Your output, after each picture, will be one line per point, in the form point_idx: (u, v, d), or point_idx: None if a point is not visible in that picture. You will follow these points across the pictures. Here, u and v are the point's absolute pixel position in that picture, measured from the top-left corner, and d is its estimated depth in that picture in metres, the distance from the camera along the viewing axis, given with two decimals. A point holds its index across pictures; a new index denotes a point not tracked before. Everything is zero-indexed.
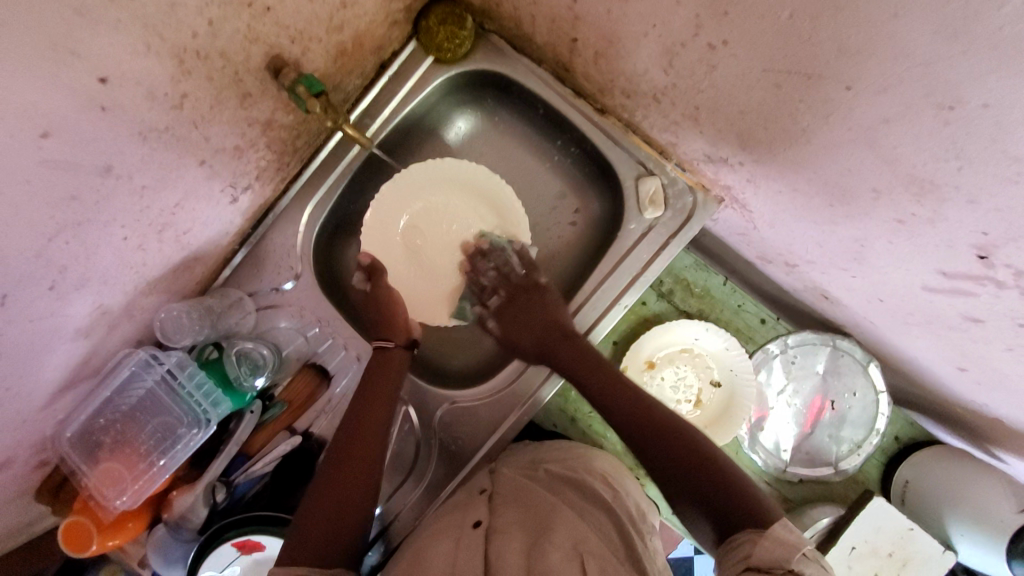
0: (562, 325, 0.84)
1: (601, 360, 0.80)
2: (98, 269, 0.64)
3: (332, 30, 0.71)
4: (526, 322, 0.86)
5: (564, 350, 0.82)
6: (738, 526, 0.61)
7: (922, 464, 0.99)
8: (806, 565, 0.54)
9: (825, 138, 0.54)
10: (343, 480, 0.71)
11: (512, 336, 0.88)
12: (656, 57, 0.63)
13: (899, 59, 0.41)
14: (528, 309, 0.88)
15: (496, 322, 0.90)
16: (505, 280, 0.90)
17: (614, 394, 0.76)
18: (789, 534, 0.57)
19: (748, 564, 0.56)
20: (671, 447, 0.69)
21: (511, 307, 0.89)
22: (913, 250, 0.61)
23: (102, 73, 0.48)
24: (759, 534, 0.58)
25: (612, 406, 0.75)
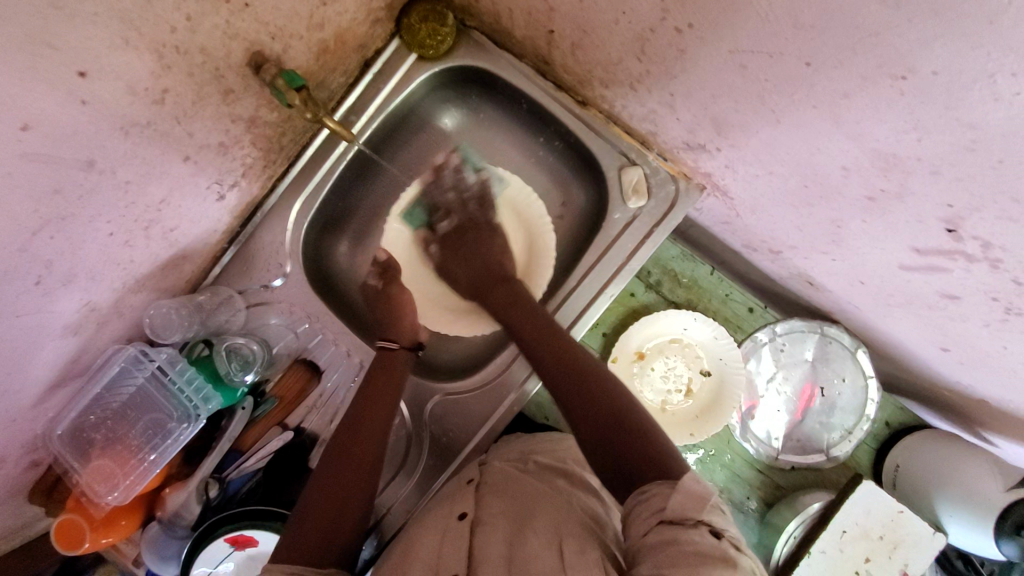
0: (503, 275, 0.87)
1: (534, 308, 0.82)
2: (85, 264, 0.65)
3: (312, 27, 0.73)
4: (467, 260, 0.89)
5: (496, 296, 0.85)
6: (648, 479, 0.58)
7: (911, 447, 1.00)
8: (715, 515, 0.51)
9: (791, 118, 0.55)
10: (341, 481, 0.71)
11: (449, 269, 0.92)
12: (627, 44, 0.64)
13: (853, 32, 0.42)
14: (472, 246, 0.90)
15: (438, 247, 0.92)
16: (461, 205, 0.92)
17: (539, 342, 0.77)
18: (699, 487, 0.54)
19: (661, 517, 0.52)
20: (596, 404, 0.67)
21: (455, 244, 0.91)
22: (886, 228, 0.61)
23: (80, 67, 0.49)
24: (670, 489, 0.54)
25: (537, 356, 0.76)
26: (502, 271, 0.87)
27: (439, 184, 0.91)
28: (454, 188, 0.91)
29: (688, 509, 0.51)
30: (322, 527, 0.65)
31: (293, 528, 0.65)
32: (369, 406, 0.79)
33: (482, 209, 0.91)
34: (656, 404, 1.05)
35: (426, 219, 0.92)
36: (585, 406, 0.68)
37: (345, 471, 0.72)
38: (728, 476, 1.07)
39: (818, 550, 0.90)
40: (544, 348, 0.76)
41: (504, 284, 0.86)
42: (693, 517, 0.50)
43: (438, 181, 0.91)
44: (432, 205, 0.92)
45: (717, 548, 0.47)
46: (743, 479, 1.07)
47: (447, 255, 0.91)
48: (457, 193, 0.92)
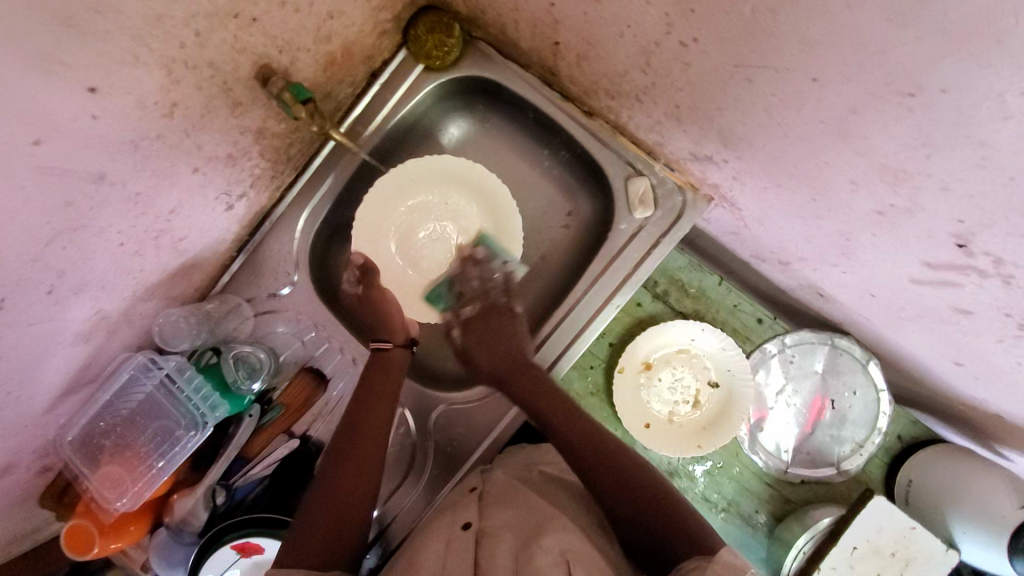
0: (522, 356, 0.84)
1: (560, 394, 0.80)
2: (96, 274, 0.66)
3: (320, 40, 0.73)
4: (489, 344, 0.85)
5: (522, 378, 0.82)
6: (690, 556, 0.60)
7: (923, 464, 0.98)
8: None
9: (798, 132, 0.54)
10: (346, 481, 0.72)
11: (472, 354, 0.87)
12: (633, 57, 0.64)
13: (858, 48, 0.41)
14: (492, 330, 0.87)
15: (460, 332, 0.88)
16: (482, 293, 0.89)
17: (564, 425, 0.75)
18: (737, 560, 0.58)
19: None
20: (631, 480, 0.68)
21: (480, 323, 0.87)
22: (896, 242, 0.60)
23: (91, 83, 0.50)
24: (710, 561, 0.58)
25: (567, 445, 0.74)
26: (521, 353, 0.84)
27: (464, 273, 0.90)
28: (479, 279, 0.90)
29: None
30: (326, 530, 0.66)
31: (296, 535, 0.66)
32: (374, 407, 0.79)
33: (505, 295, 0.89)
34: (663, 416, 1.04)
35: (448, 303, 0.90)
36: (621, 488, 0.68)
37: (346, 470, 0.73)
38: (737, 489, 1.06)
39: (829, 566, 0.88)
40: (575, 434, 0.74)
41: (526, 370, 0.82)
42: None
43: (462, 275, 0.90)
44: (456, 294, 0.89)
45: None
46: (751, 492, 1.06)
47: (470, 339, 0.87)
48: (484, 282, 0.90)
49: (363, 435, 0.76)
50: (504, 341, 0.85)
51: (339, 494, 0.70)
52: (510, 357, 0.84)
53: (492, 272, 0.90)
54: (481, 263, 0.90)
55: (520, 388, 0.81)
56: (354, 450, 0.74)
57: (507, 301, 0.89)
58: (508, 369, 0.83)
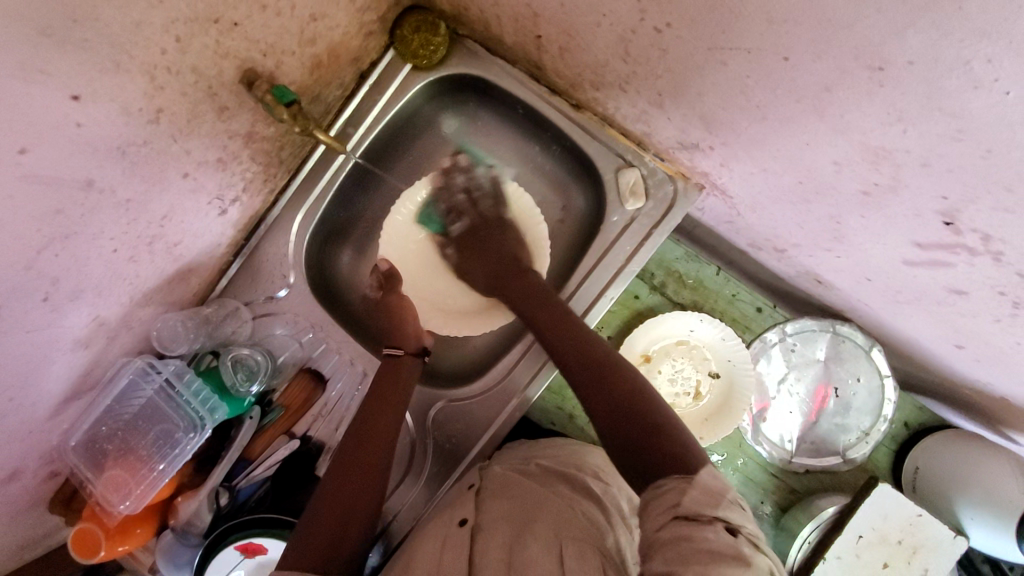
0: (518, 266, 0.86)
1: (555, 299, 0.81)
2: (91, 281, 0.67)
3: (304, 43, 0.74)
4: (484, 255, 0.88)
5: (517, 282, 0.84)
6: (664, 473, 0.58)
7: (932, 450, 0.95)
8: (731, 512, 0.52)
9: (777, 113, 0.54)
10: (348, 484, 0.72)
11: (468, 271, 0.91)
12: (612, 46, 0.64)
13: (825, 25, 0.41)
14: (487, 240, 0.89)
15: (456, 249, 0.92)
16: (472, 205, 0.91)
17: (557, 334, 0.76)
18: (716, 484, 0.55)
19: (675, 513, 0.53)
20: (615, 395, 0.67)
21: (473, 239, 0.90)
22: (886, 223, 0.60)
23: (73, 90, 0.51)
24: (686, 483, 0.55)
25: (558, 351, 0.75)
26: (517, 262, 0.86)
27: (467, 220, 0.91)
28: (465, 186, 0.92)
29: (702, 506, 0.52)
30: (327, 532, 0.67)
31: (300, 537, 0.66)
32: (377, 411, 0.80)
33: (493, 205, 0.90)
34: None
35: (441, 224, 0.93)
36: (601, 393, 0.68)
37: (347, 472, 0.74)
38: (741, 481, 1.05)
39: (834, 556, 0.87)
40: (570, 343, 0.75)
41: (521, 275, 0.85)
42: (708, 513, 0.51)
43: (446, 185, 0.92)
44: (451, 207, 0.92)
45: (732, 546, 0.48)
46: (756, 483, 1.05)
47: (465, 256, 0.91)
48: (469, 192, 0.92)
49: (367, 438, 0.77)
50: (496, 248, 0.88)
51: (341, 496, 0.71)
52: (506, 261, 0.87)
53: (482, 186, 0.92)
54: (463, 170, 0.92)
55: (515, 293, 0.83)
56: (356, 453, 0.75)
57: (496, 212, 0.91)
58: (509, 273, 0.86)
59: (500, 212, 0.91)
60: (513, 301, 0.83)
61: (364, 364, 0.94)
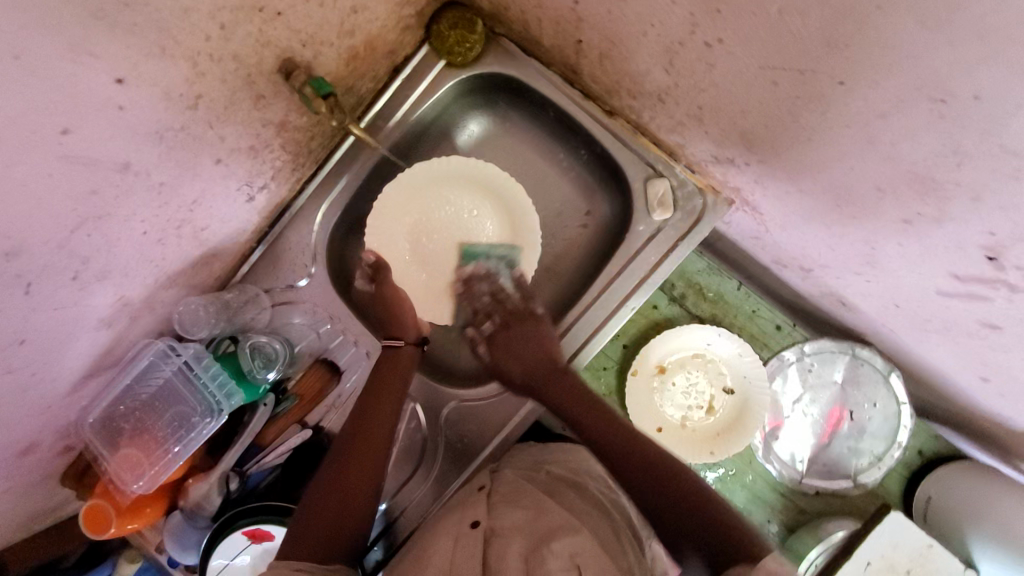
0: (555, 362, 0.84)
1: (593, 397, 0.82)
2: (119, 261, 0.67)
3: (343, 35, 0.74)
4: (520, 354, 0.85)
5: (550, 387, 0.83)
6: (737, 561, 0.62)
7: (943, 480, 0.95)
8: None
9: (824, 136, 0.53)
10: (344, 484, 0.72)
11: (500, 365, 0.87)
12: (657, 58, 0.63)
13: (890, 53, 0.40)
14: (523, 339, 0.87)
15: (486, 347, 0.89)
16: (499, 304, 0.89)
17: (603, 429, 0.78)
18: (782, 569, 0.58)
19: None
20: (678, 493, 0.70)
21: (507, 334, 0.87)
22: (924, 253, 0.59)
23: (118, 74, 0.51)
24: (752, 567, 0.60)
25: (607, 447, 0.76)
26: (556, 362, 0.84)
27: (472, 293, 0.90)
28: (490, 291, 0.90)
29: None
30: (331, 518, 0.68)
31: (297, 528, 0.67)
32: (377, 403, 0.80)
33: (520, 298, 0.89)
34: (676, 420, 1.03)
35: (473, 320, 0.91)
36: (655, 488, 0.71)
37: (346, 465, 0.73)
38: (747, 497, 1.05)
39: None
40: (613, 433, 0.77)
41: (560, 376, 0.83)
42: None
43: (472, 293, 0.90)
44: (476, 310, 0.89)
45: None
46: (764, 501, 1.04)
47: (501, 351, 0.87)
48: (495, 294, 0.90)
49: (366, 436, 0.76)
50: (532, 344, 0.85)
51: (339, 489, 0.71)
52: (541, 358, 0.84)
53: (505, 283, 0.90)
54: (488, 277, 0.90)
55: (555, 397, 0.82)
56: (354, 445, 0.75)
57: (528, 307, 0.89)
58: (547, 373, 0.84)
59: (527, 306, 0.89)
60: (556, 400, 0.82)
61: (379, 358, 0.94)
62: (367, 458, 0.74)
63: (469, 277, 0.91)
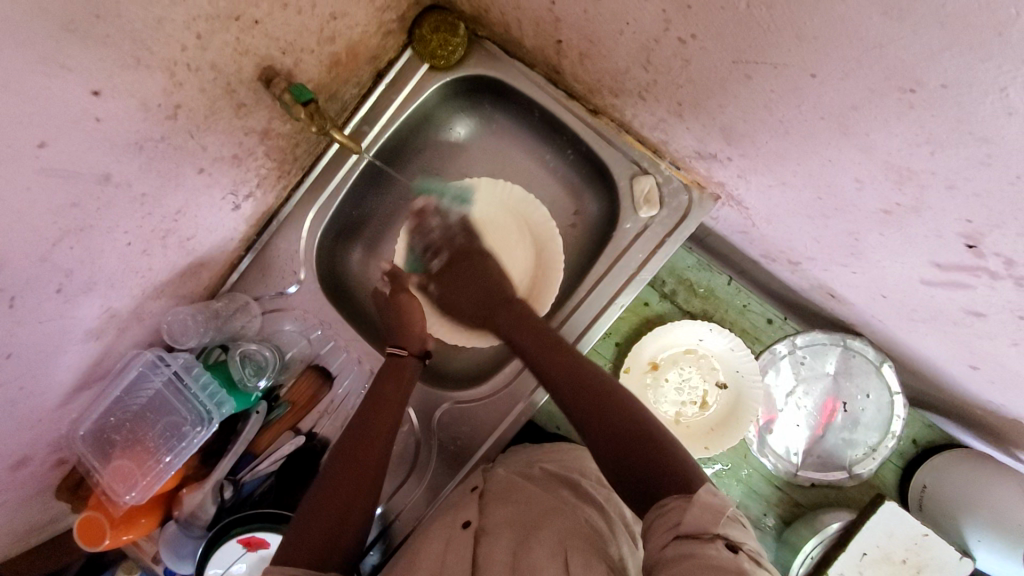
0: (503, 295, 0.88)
1: (540, 326, 0.82)
2: (104, 273, 0.67)
3: (323, 41, 0.74)
4: (467, 287, 0.90)
5: (501, 317, 0.84)
6: (668, 494, 0.55)
7: (940, 469, 0.95)
8: (732, 527, 0.49)
9: (800, 130, 0.54)
10: (342, 488, 0.71)
11: (452, 302, 0.92)
12: (633, 55, 0.63)
13: (857, 45, 0.40)
14: (469, 275, 0.91)
15: (437, 285, 0.93)
16: (450, 240, 0.93)
17: (549, 357, 0.77)
18: (715, 500, 0.51)
19: (677, 532, 0.50)
20: (615, 424, 0.65)
21: (453, 272, 0.92)
22: (906, 243, 0.59)
23: (94, 86, 0.51)
24: (687, 500, 0.52)
25: (553, 377, 0.75)
26: (502, 289, 0.88)
27: (426, 227, 0.93)
28: (440, 227, 0.93)
29: (705, 525, 0.49)
30: (329, 521, 0.67)
31: (293, 533, 0.66)
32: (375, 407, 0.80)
33: (466, 237, 0.93)
34: (670, 416, 1.03)
35: (422, 262, 0.94)
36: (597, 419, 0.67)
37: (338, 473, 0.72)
38: (744, 492, 1.05)
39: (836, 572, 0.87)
40: (555, 368, 0.75)
41: (509, 305, 0.86)
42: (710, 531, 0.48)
43: (421, 228, 0.93)
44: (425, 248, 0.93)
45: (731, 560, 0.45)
46: (760, 495, 1.05)
47: (450, 286, 0.92)
48: (446, 230, 0.94)
49: (364, 441, 0.76)
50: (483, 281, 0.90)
51: (330, 497, 0.70)
52: (496, 295, 0.88)
53: (454, 221, 0.94)
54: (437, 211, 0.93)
55: (505, 321, 0.84)
56: (351, 450, 0.75)
57: (472, 244, 0.93)
58: (495, 305, 0.88)
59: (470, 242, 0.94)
60: (509, 331, 0.83)
61: (370, 363, 0.94)
62: (356, 466, 0.73)
63: (419, 211, 0.93)
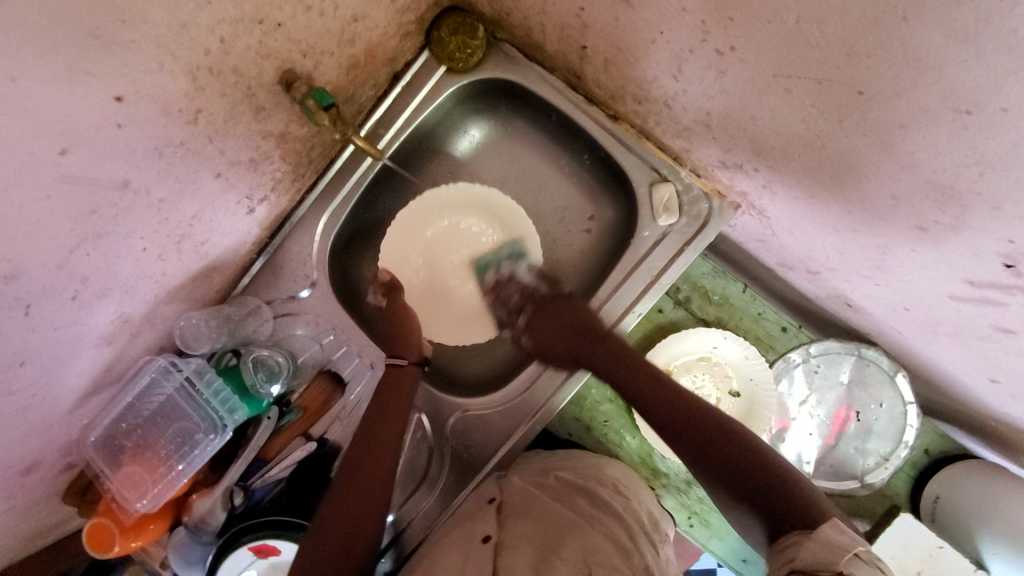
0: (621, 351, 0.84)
1: (639, 361, 0.83)
2: (120, 279, 0.66)
3: (343, 44, 0.72)
4: (553, 325, 0.89)
5: (597, 353, 0.84)
6: (789, 531, 0.59)
7: (954, 479, 0.95)
8: (853, 566, 0.50)
9: (838, 144, 0.53)
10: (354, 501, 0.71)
11: (545, 347, 0.89)
12: (665, 64, 0.62)
13: (913, 63, 0.39)
14: (557, 314, 0.91)
15: (529, 337, 0.92)
16: (530, 296, 0.95)
17: (659, 398, 0.78)
18: (839, 536, 0.54)
19: (793, 567, 0.54)
20: (732, 459, 0.68)
21: (541, 316, 0.92)
22: (938, 259, 0.58)
23: (117, 92, 0.50)
24: (808, 537, 0.56)
25: (665, 422, 0.76)
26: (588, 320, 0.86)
27: (502, 294, 0.96)
28: (518, 291, 0.96)
29: (828, 564, 0.51)
30: (341, 535, 0.67)
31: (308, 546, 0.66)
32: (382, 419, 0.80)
33: (546, 283, 0.94)
34: None
35: (504, 319, 0.97)
36: (708, 454, 0.70)
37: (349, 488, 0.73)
38: None
39: None
40: (661, 401, 0.78)
41: (599, 339, 0.85)
42: (833, 570, 0.50)
43: (501, 298, 0.97)
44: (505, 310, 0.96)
45: None
46: None
47: (541, 318, 0.92)
48: (504, 289, 0.96)
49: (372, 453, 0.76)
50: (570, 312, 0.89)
51: (346, 511, 0.70)
52: (576, 321, 0.87)
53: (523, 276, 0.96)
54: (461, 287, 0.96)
55: (601, 360, 0.83)
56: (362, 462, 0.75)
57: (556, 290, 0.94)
58: (577, 331, 0.86)
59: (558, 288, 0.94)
60: (603, 368, 0.84)
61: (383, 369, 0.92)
62: (367, 481, 0.74)
63: (496, 283, 0.97)
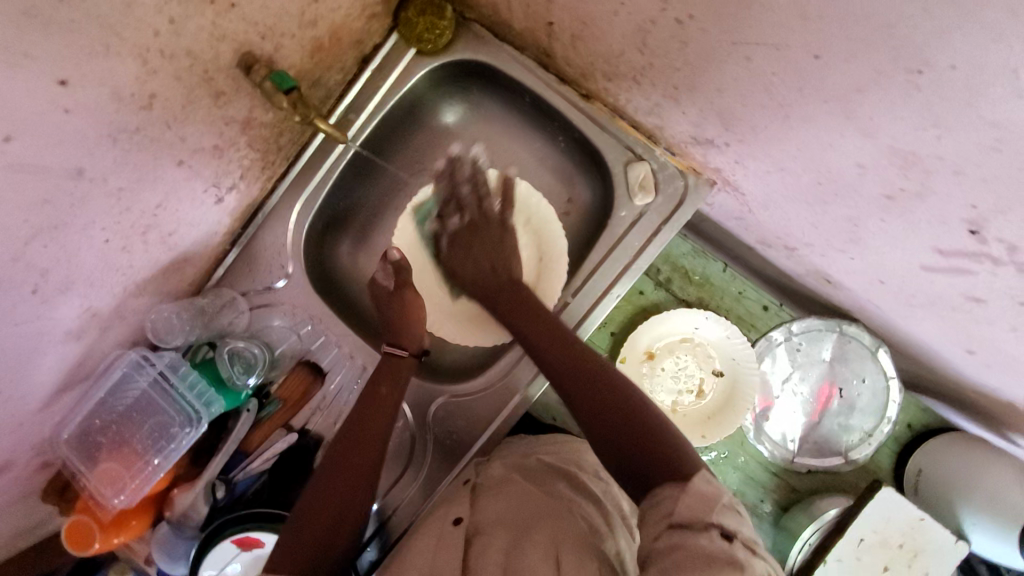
0: (513, 288, 0.83)
1: (559, 326, 0.77)
2: (82, 272, 0.65)
3: (304, 25, 0.71)
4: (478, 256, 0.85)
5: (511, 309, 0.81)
6: (659, 482, 0.56)
7: (935, 452, 0.95)
8: (726, 517, 0.50)
9: (802, 113, 0.52)
10: (334, 493, 0.70)
11: (460, 269, 0.87)
12: (628, 36, 0.61)
13: (866, 24, 0.39)
14: (485, 243, 0.86)
15: (448, 242, 0.88)
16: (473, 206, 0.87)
17: (559, 353, 0.73)
18: (708, 487, 0.53)
19: (670, 522, 0.51)
20: (616, 418, 0.64)
21: (465, 243, 0.87)
22: (907, 228, 0.58)
23: (61, 75, 0.48)
24: (681, 490, 0.53)
25: (561, 378, 0.71)
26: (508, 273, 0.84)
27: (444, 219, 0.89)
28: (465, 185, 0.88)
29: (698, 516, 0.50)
30: (320, 529, 0.66)
31: (287, 539, 0.65)
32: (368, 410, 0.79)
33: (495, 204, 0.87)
34: (667, 405, 1.02)
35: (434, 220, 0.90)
36: (596, 406, 0.66)
37: (343, 488, 0.71)
38: (741, 478, 1.05)
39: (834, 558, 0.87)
40: (561, 355, 0.73)
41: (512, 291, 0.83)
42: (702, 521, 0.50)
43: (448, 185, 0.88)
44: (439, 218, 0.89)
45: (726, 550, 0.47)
46: (758, 483, 1.04)
47: (461, 249, 0.87)
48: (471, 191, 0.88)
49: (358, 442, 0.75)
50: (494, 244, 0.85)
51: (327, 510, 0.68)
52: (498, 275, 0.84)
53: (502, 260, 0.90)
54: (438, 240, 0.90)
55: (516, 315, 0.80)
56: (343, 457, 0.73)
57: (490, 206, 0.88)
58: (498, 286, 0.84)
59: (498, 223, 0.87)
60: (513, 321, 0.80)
61: (363, 359, 0.92)
62: (356, 490, 0.71)
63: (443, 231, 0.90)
